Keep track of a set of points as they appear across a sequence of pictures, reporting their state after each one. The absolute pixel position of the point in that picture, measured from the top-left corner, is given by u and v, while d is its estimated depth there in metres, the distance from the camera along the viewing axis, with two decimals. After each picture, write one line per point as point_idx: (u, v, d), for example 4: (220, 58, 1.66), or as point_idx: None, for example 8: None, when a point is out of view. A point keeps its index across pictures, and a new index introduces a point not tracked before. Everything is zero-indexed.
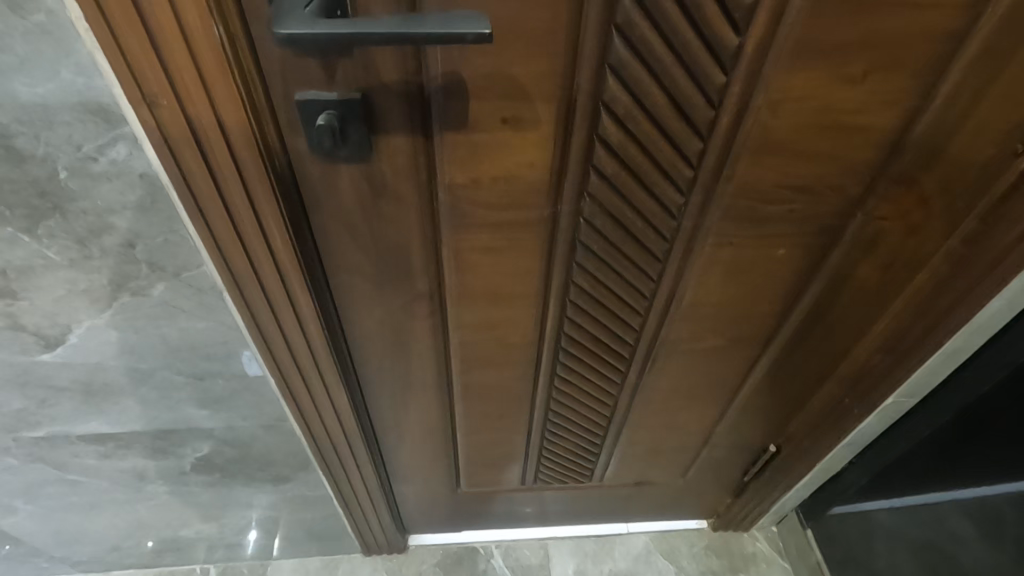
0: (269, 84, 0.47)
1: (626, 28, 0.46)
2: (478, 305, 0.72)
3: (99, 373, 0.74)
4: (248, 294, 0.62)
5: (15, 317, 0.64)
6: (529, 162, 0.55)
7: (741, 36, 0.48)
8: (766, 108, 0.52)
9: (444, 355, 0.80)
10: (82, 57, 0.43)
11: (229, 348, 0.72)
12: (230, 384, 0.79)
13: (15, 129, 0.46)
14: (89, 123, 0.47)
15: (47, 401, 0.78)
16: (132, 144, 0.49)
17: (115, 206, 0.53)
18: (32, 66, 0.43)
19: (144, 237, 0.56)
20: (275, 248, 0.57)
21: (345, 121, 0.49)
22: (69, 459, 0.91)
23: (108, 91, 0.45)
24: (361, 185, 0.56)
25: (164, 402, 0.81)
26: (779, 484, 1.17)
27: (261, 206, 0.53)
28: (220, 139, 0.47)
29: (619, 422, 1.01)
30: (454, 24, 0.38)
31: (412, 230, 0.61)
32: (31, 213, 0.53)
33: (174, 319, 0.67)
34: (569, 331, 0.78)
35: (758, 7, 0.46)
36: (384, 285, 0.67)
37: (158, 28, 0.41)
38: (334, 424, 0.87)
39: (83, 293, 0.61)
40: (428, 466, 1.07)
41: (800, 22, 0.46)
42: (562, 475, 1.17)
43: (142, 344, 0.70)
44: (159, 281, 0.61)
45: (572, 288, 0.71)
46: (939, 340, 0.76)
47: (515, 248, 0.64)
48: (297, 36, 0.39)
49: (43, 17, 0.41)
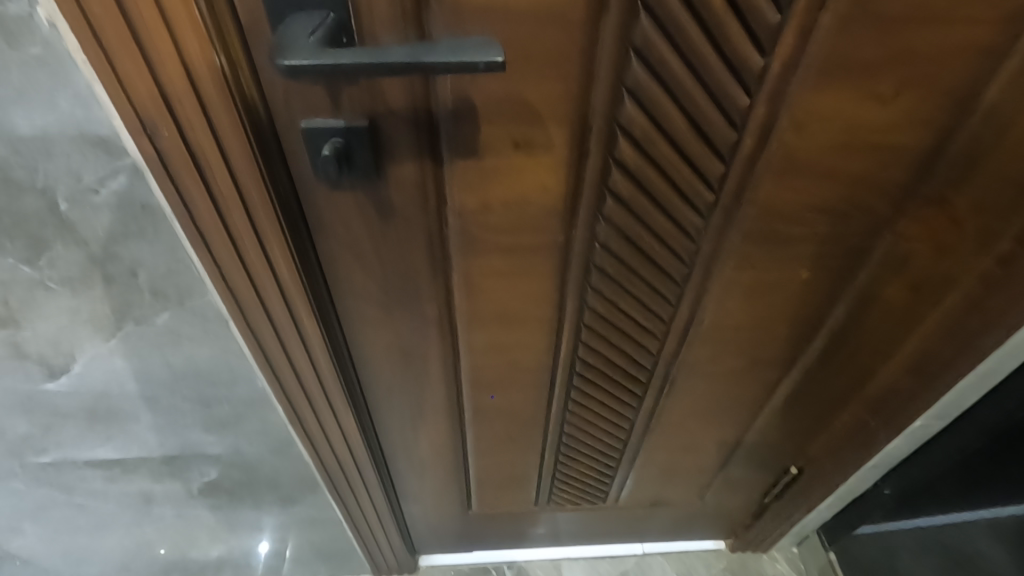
0: (273, 111, 0.46)
1: (644, 50, 0.44)
2: (489, 330, 0.70)
3: (104, 399, 0.72)
4: (254, 322, 0.60)
5: (18, 346, 0.62)
6: (543, 187, 0.53)
7: (766, 57, 0.45)
8: (790, 129, 0.50)
9: (455, 379, 0.78)
10: (80, 88, 0.42)
11: (236, 376, 0.70)
12: (237, 410, 0.77)
13: (14, 160, 0.45)
14: (89, 154, 0.46)
15: (52, 427, 0.76)
16: (133, 175, 0.48)
17: (117, 236, 0.52)
18: (31, 98, 0.42)
19: (148, 266, 0.55)
20: (281, 276, 0.56)
21: (351, 148, 0.47)
22: (76, 483, 0.90)
23: (108, 122, 0.44)
24: (369, 212, 0.54)
25: (171, 427, 0.80)
26: (800, 506, 1.13)
27: (267, 234, 0.52)
28: (223, 168, 0.46)
29: (634, 444, 0.98)
30: (464, 51, 0.37)
31: (421, 256, 0.59)
32: (32, 244, 0.52)
33: (179, 346, 0.65)
34: (583, 354, 0.76)
35: (785, 27, 0.44)
36: (393, 311, 0.66)
37: (158, 59, 0.39)
38: (343, 448, 0.85)
39: (86, 322, 0.60)
40: (439, 488, 1.05)
41: (828, 41, 0.44)
42: (576, 497, 1.14)
43: (148, 371, 0.69)
44: (163, 309, 0.60)
45: (587, 311, 0.68)
46: (970, 363, 0.73)
47: (528, 272, 0.62)
48: (301, 67, 0.37)
49: (40, 48, 0.39)
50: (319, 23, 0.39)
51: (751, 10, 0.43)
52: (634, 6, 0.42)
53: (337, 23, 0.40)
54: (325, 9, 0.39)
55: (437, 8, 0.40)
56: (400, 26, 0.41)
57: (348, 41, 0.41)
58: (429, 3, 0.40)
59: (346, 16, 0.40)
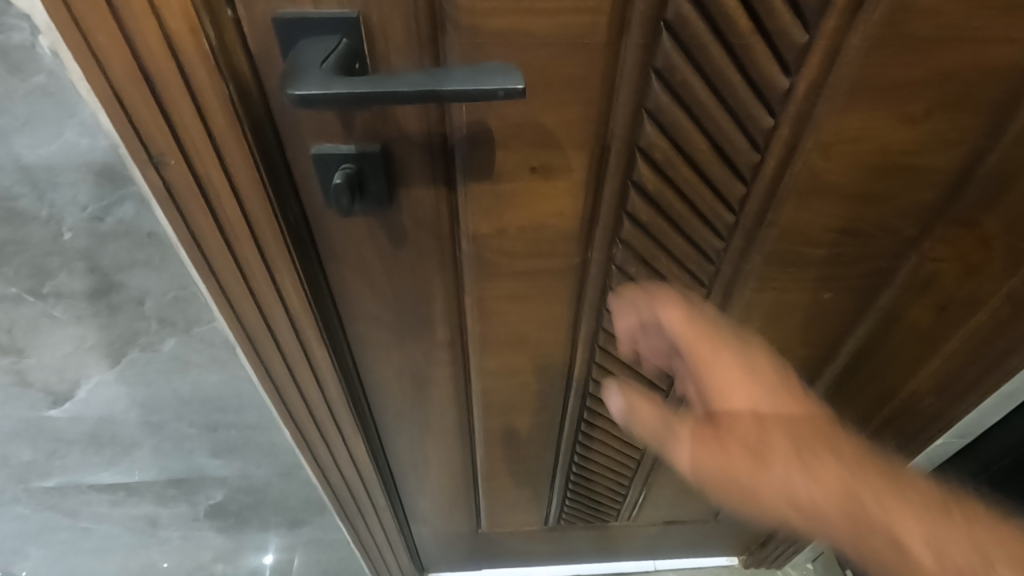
0: (284, 139, 0.45)
1: (666, 72, 0.43)
2: (501, 353, 0.68)
3: (109, 425, 0.71)
4: (264, 351, 0.58)
5: (21, 374, 0.61)
6: (559, 211, 0.52)
7: (792, 78, 0.44)
8: (815, 151, 0.48)
9: (466, 402, 0.77)
10: (85, 117, 0.41)
11: (243, 402, 0.69)
12: (244, 435, 0.76)
13: (18, 190, 0.44)
14: (94, 183, 0.44)
15: (56, 452, 0.75)
16: (139, 203, 0.46)
17: (123, 264, 0.51)
18: (35, 128, 0.41)
19: (154, 294, 0.54)
20: (290, 302, 0.55)
21: (363, 174, 0.46)
22: (81, 507, 0.88)
23: (113, 150, 0.43)
24: (380, 237, 0.53)
25: (177, 451, 0.78)
26: None
27: (276, 261, 0.50)
28: (232, 198, 0.44)
29: (648, 464, 0.97)
30: (482, 80, 0.36)
31: (433, 280, 0.57)
32: (36, 273, 0.50)
33: (185, 373, 0.64)
34: (598, 377, 0.75)
35: (812, 47, 0.42)
36: (404, 335, 0.64)
37: (165, 88, 0.37)
38: (353, 473, 0.83)
39: (91, 349, 0.59)
40: (448, 509, 1.03)
41: (858, 61, 0.42)
42: (588, 516, 1.12)
43: (154, 397, 0.67)
44: (169, 337, 0.58)
45: (602, 334, 0.67)
46: (996, 384, 0.70)
47: (542, 295, 0.61)
48: (311, 95, 0.36)
49: (43, 77, 0.38)
50: (334, 49, 0.38)
51: (778, 32, 0.41)
52: (657, 29, 0.40)
53: (352, 50, 0.39)
54: (338, 35, 0.38)
55: (453, 33, 0.39)
56: (415, 52, 0.40)
57: (361, 67, 0.40)
58: (445, 29, 0.39)
59: (361, 43, 0.39)
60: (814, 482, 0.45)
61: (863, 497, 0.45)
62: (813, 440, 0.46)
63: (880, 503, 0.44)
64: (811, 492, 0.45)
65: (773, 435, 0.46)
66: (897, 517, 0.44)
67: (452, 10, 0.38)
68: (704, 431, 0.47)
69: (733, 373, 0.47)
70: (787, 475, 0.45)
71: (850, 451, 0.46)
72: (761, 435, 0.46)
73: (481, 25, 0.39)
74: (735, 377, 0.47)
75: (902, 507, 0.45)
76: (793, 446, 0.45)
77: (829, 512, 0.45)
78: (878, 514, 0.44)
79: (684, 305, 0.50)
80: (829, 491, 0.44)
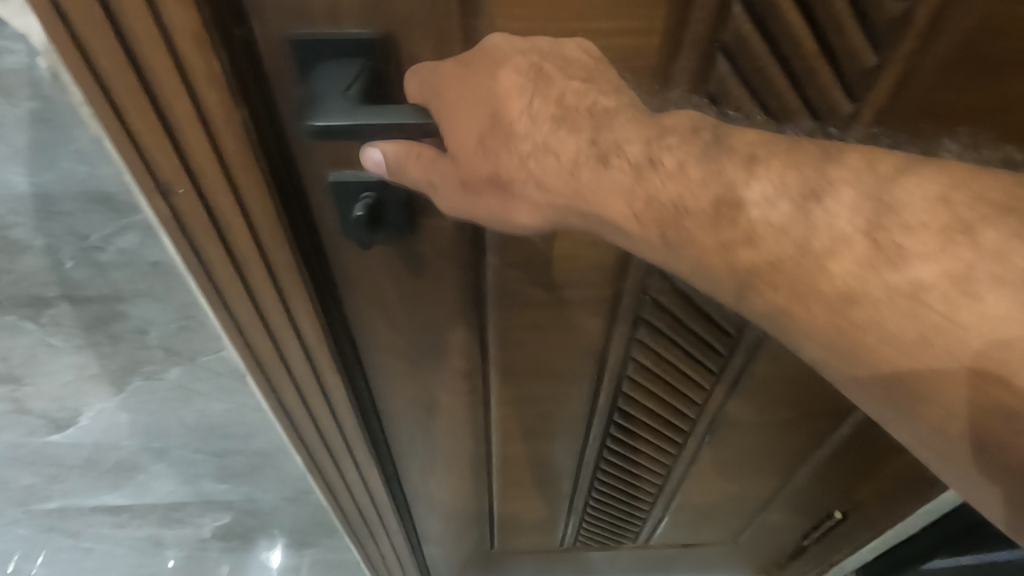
0: (300, 166, 0.41)
1: (720, 96, 0.39)
2: (524, 381, 0.65)
3: (111, 450, 0.68)
4: (276, 386, 0.55)
5: (20, 402, 0.58)
6: (593, 239, 0.48)
7: (857, 103, 0.40)
8: None
9: (483, 428, 0.74)
10: (85, 143, 0.37)
11: (251, 430, 0.66)
12: (251, 461, 0.72)
13: (13, 219, 0.41)
14: (94, 213, 0.41)
15: (57, 477, 0.72)
16: (143, 233, 0.43)
17: (125, 294, 0.48)
18: (29, 155, 0.38)
19: (158, 324, 0.51)
20: (303, 334, 0.51)
21: (384, 204, 0.43)
22: (83, 528, 0.86)
23: (115, 178, 0.40)
24: (398, 267, 0.49)
25: (183, 476, 0.75)
26: (840, 549, 1.07)
27: (290, 293, 0.47)
28: (244, 228, 0.40)
29: (670, 489, 0.94)
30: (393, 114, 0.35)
31: (454, 310, 0.54)
32: (34, 302, 0.47)
33: (191, 402, 0.61)
34: (623, 404, 0.72)
35: (882, 71, 0.38)
36: (421, 364, 0.61)
37: (174, 114, 0.33)
38: (366, 500, 0.80)
39: (93, 377, 0.56)
40: (459, 533, 1.00)
41: (929, 86, 0.38)
42: (604, 537, 1.09)
43: (158, 424, 0.64)
44: (175, 365, 0.55)
45: (631, 362, 0.65)
46: None
47: (570, 326, 0.58)
48: (338, 127, 0.34)
49: (38, 103, 0.35)
50: (357, 73, 0.35)
51: (847, 55, 0.37)
52: (711, 51, 0.37)
53: (373, 72, 0.36)
54: (361, 56, 0.35)
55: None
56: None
57: (385, 92, 0.37)
58: None
59: (382, 62, 0.36)
60: (542, 189, 0.37)
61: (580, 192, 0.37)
62: (538, 146, 0.37)
63: (595, 196, 0.36)
64: (547, 201, 0.38)
65: (503, 154, 0.37)
66: (618, 208, 0.36)
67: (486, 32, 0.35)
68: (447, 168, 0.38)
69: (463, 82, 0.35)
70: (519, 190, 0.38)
71: (576, 149, 0.37)
72: (492, 160, 0.37)
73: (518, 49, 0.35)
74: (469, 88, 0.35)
75: (625, 197, 0.36)
76: (523, 160, 0.37)
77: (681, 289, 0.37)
78: (594, 208, 0.37)
79: (455, 70, 0.35)
80: (561, 195, 0.37)
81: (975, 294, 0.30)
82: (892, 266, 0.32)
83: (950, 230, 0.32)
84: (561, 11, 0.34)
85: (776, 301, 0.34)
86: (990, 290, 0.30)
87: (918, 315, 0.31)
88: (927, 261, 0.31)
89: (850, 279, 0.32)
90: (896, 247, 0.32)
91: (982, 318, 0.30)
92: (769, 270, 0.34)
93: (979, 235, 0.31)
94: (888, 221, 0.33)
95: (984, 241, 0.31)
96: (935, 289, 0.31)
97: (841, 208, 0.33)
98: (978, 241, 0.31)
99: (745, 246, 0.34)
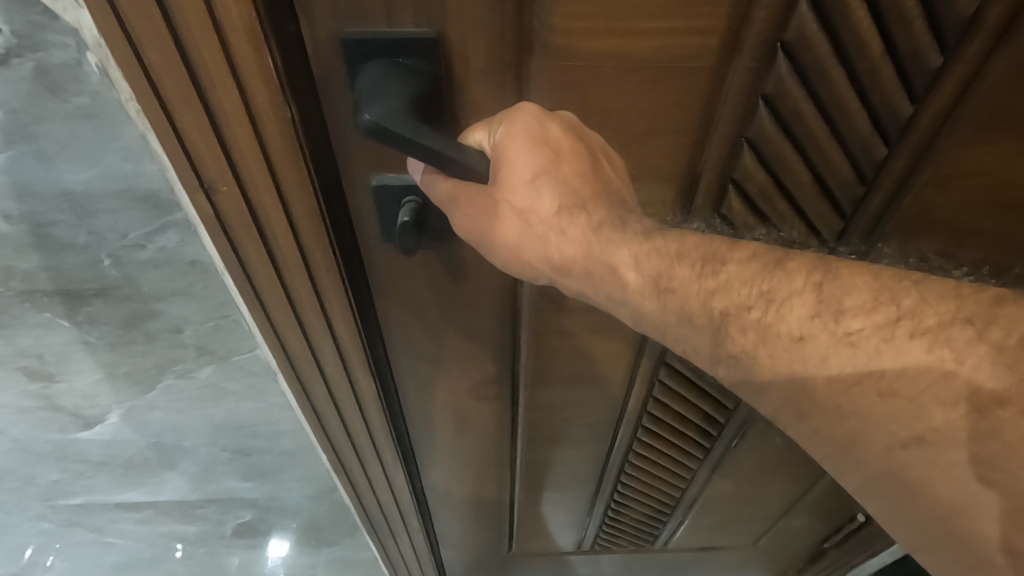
0: (342, 167, 0.40)
1: (776, 98, 0.38)
2: (556, 386, 0.64)
3: (138, 448, 0.68)
4: (308, 382, 0.54)
5: (50, 398, 0.59)
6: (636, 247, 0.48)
7: (917, 105, 0.39)
8: (930, 186, 0.44)
9: (510, 432, 0.73)
10: (131, 141, 0.38)
11: (279, 429, 0.66)
12: (278, 459, 0.72)
13: (54, 216, 0.42)
14: (136, 211, 0.43)
15: (84, 474, 0.73)
16: (183, 231, 0.45)
17: (162, 293, 0.49)
18: (75, 151, 0.39)
19: (193, 321, 0.52)
20: (338, 334, 0.50)
21: (426, 210, 0.43)
22: (107, 523, 0.86)
23: (158, 176, 0.41)
24: (434, 270, 0.48)
25: (207, 475, 0.75)
26: (863, 554, 1.06)
27: (327, 295, 0.46)
28: (287, 229, 0.40)
29: (694, 494, 0.93)
30: (449, 146, 0.35)
31: (489, 314, 0.53)
32: (71, 298, 0.48)
33: (221, 402, 0.61)
34: (652, 410, 0.71)
35: (947, 72, 0.37)
36: (453, 369, 0.60)
37: (223, 114, 0.33)
38: (390, 501, 0.79)
39: (124, 375, 0.57)
40: (480, 535, 0.99)
41: (996, 87, 0.38)
42: (623, 540, 1.09)
43: (186, 423, 0.64)
44: (207, 364, 0.56)
45: (664, 368, 0.64)
46: None
47: (605, 329, 0.57)
48: (391, 131, 0.34)
49: (87, 98, 0.36)
50: (416, 81, 0.35)
51: (912, 55, 0.36)
52: (772, 51, 0.36)
53: (434, 92, 0.36)
54: (423, 63, 0.35)
55: (541, 55, 0.35)
56: (495, 77, 0.36)
57: (437, 102, 0.37)
58: (533, 51, 0.35)
59: (439, 70, 0.35)
60: (563, 239, 0.41)
61: (596, 242, 0.41)
62: (576, 203, 0.40)
63: (604, 250, 0.41)
64: (560, 250, 0.41)
65: (542, 200, 0.39)
66: (620, 258, 0.41)
67: (541, 30, 0.34)
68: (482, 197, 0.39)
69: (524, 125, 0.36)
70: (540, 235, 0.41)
71: (604, 215, 0.41)
72: (532, 199, 0.39)
73: (575, 48, 0.35)
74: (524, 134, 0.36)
75: (630, 250, 0.40)
76: (559, 212, 0.40)
77: (690, 340, 0.41)
78: (603, 257, 0.41)
79: (534, 126, 0.36)
80: (576, 246, 0.41)
81: (898, 346, 0.34)
82: (834, 319, 0.35)
83: (879, 294, 0.35)
84: (624, 11, 0.33)
85: (745, 346, 0.38)
86: (910, 344, 0.34)
87: (853, 360, 0.35)
88: (860, 314, 0.35)
89: (799, 323, 0.36)
90: (837, 303, 0.36)
91: (904, 368, 0.34)
92: (739, 316, 0.38)
93: (899, 298, 0.35)
94: (827, 281, 0.37)
95: (902, 302, 0.35)
96: (864, 337, 0.35)
97: (797, 272, 0.37)
98: (897, 303, 0.35)
99: (720, 295, 0.39)
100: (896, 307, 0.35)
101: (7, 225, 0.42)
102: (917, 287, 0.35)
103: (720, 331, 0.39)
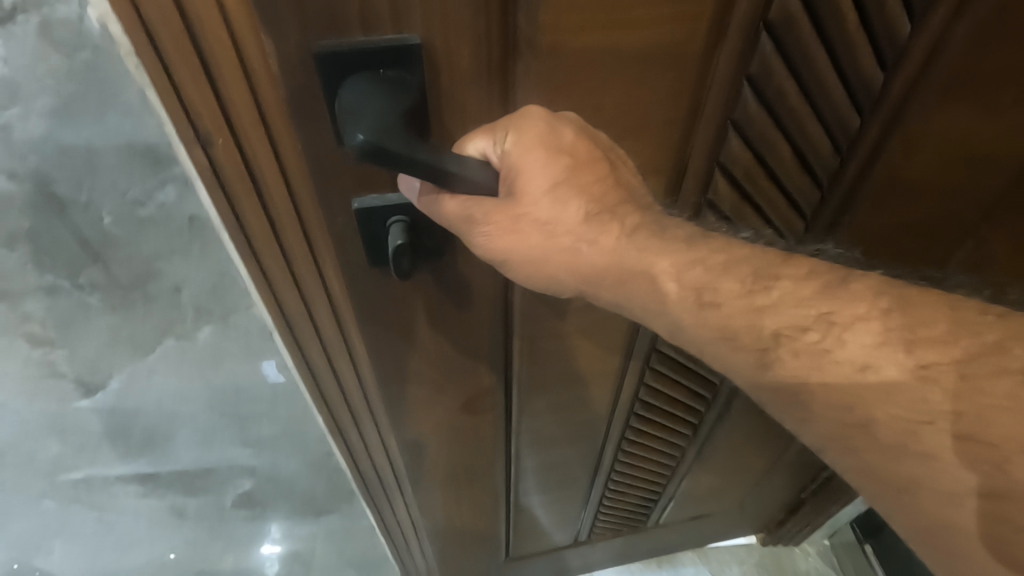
0: (316, 175, 0.38)
1: (762, 78, 0.39)
2: (550, 391, 0.65)
3: (133, 417, 0.86)
4: (304, 342, 0.54)
5: (54, 364, 0.76)
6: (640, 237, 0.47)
7: (888, 74, 0.42)
8: (899, 152, 0.47)
9: (510, 438, 0.73)
10: (127, 101, 0.54)
11: (267, 388, 0.84)
12: (269, 426, 0.91)
13: (68, 186, 0.59)
14: (139, 174, 0.59)
15: (85, 448, 0.90)
16: (178, 188, 0.61)
17: (160, 255, 0.66)
18: (84, 121, 0.55)
19: (188, 281, 0.70)
20: (341, 313, 0.50)
21: (416, 223, 0.42)
22: (109, 501, 0.99)
23: (150, 133, 0.57)
24: (428, 287, 0.47)
25: (205, 441, 0.92)
26: (838, 497, 1.12)
27: (326, 267, 0.45)
28: (293, 217, 0.41)
29: (682, 472, 0.95)
30: (445, 158, 0.35)
31: (483, 324, 0.53)
32: (78, 263, 0.66)
33: (217, 363, 0.81)
34: (644, 395, 0.73)
35: (913, 42, 0.40)
36: (445, 385, 0.59)
37: (224, 85, 0.33)
38: (385, 478, 0.80)
39: (127, 336, 0.75)
40: (477, 545, 0.98)
41: (957, 53, 0.41)
42: (617, 525, 1.11)
43: (181, 387, 0.83)
44: (201, 323, 0.74)
45: (655, 354, 0.66)
46: None
47: (593, 327, 0.58)
48: (389, 149, 0.32)
49: (86, 58, 0.50)
50: (399, 91, 0.33)
51: (885, 26, 0.39)
52: (756, 29, 0.37)
53: (421, 106, 0.35)
54: (403, 73, 0.34)
55: (529, 55, 0.35)
56: (482, 86, 0.35)
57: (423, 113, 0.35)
58: (518, 50, 0.34)
59: (422, 79, 0.34)
60: (594, 248, 0.41)
61: (632, 251, 0.41)
62: (603, 209, 0.40)
63: (643, 259, 0.41)
64: (591, 261, 0.41)
65: (568, 210, 0.40)
66: (662, 266, 0.41)
67: (527, 28, 0.33)
68: (500, 214, 0.38)
69: (534, 126, 0.36)
70: (570, 245, 0.41)
71: (637, 218, 0.41)
72: (556, 210, 0.40)
73: (563, 43, 0.34)
74: (535, 136, 0.36)
75: (674, 260, 0.41)
76: (586, 220, 0.41)
77: (734, 363, 0.42)
78: (641, 267, 0.41)
79: (545, 131, 0.36)
80: (606, 254, 0.41)
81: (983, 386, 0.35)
82: (905, 350, 0.37)
83: (957, 326, 0.37)
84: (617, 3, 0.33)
85: (794, 368, 0.39)
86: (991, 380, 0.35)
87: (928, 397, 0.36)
88: (934, 348, 0.37)
89: (865, 351, 0.38)
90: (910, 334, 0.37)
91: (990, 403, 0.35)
92: (793, 337, 0.39)
93: (982, 332, 0.37)
94: (897, 307, 0.38)
95: (986, 335, 0.37)
96: (940, 371, 0.36)
97: (863, 296, 0.39)
98: (981, 338, 0.37)
99: (771, 313, 0.40)
100: (979, 340, 0.37)
101: (16, 188, 0.58)
102: (1001, 320, 0.37)
103: (769, 353, 0.40)
